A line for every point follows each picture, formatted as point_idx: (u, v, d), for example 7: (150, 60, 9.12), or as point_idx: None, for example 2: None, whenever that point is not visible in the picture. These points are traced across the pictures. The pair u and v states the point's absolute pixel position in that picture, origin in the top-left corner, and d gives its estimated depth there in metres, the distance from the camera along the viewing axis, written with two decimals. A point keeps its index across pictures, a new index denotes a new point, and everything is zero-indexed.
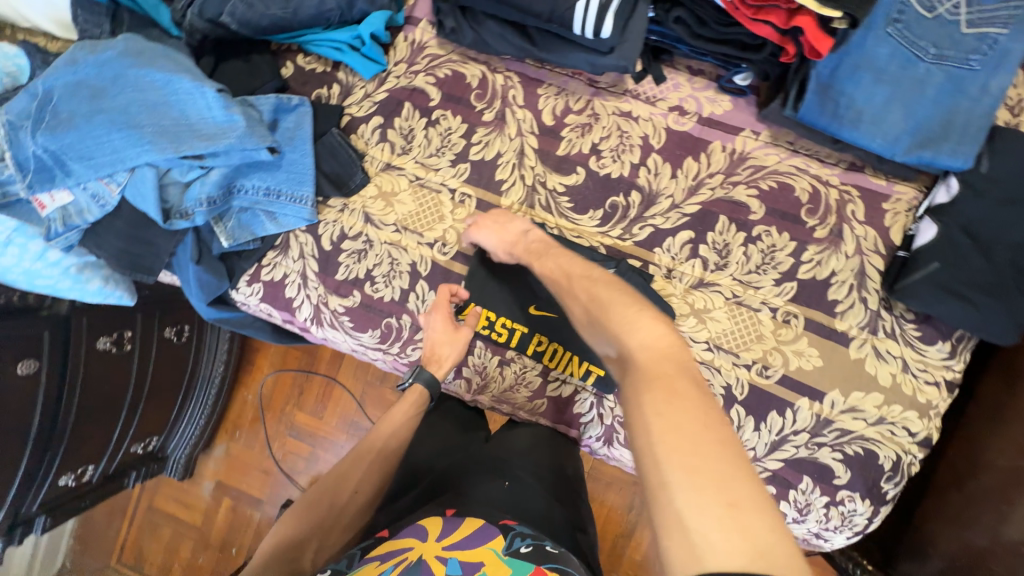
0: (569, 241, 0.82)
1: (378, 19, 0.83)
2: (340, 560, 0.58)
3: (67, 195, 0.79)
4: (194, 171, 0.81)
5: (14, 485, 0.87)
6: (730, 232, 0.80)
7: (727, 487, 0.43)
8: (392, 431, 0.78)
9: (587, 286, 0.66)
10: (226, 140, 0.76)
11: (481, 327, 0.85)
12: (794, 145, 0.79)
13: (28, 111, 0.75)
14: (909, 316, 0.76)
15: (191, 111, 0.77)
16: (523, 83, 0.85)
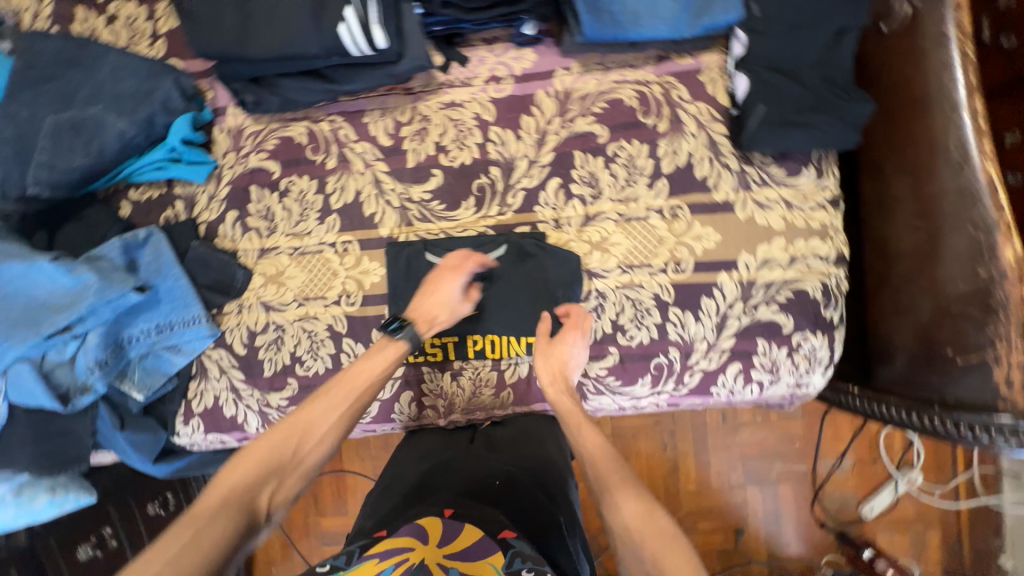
0: (456, 237, 0.84)
1: (183, 123, 0.82)
2: (338, 556, 0.55)
3: None
4: (70, 345, 0.77)
5: None
6: (590, 163, 0.83)
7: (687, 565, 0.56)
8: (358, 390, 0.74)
9: (557, 397, 0.76)
10: (85, 301, 0.75)
11: (416, 355, 0.86)
12: (604, 63, 0.84)
13: None
14: (769, 161, 0.81)
15: (38, 292, 0.75)
16: (348, 120, 0.86)
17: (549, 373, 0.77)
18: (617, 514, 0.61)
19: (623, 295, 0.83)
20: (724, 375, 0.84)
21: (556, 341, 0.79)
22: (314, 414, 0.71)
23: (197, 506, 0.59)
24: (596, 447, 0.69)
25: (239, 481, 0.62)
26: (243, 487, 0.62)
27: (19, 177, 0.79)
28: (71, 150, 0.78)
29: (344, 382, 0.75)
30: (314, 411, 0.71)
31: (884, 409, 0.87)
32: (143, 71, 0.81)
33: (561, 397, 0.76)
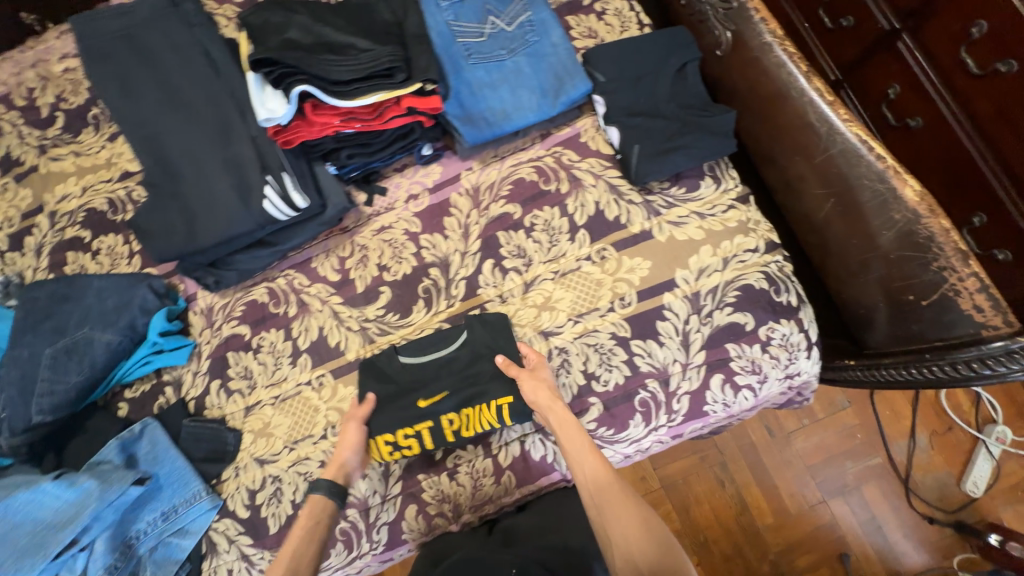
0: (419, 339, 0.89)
1: (159, 318, 0.92)
2: None
3: None
4: (80, 557, 0.79)
5: None
6: (514, 238, 0.91)
7: None
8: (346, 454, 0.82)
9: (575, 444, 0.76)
10: (87, 510, 0.78)
11: (390, 453, 0.83)
12: (498, 154, 0.95)
13: None
14: (667, 185, 0.88)
15: (44, 513, 0.79)
16: (299, 270, 0.96)
17: (548, 402, 0.78)
18: (617, 536, 0.69)
19: (582, 343, 0.86)
20: (711, 391, 0.83)
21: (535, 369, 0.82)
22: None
23: None
24: (598, 480, 0.73)
25: None
26: None
27: (23, 411, 0.86)
28: (66, 370, 0.87)
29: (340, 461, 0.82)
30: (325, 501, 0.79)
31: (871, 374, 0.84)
32: (121, 286, 0.93)
33: (561, 416, 0.78)
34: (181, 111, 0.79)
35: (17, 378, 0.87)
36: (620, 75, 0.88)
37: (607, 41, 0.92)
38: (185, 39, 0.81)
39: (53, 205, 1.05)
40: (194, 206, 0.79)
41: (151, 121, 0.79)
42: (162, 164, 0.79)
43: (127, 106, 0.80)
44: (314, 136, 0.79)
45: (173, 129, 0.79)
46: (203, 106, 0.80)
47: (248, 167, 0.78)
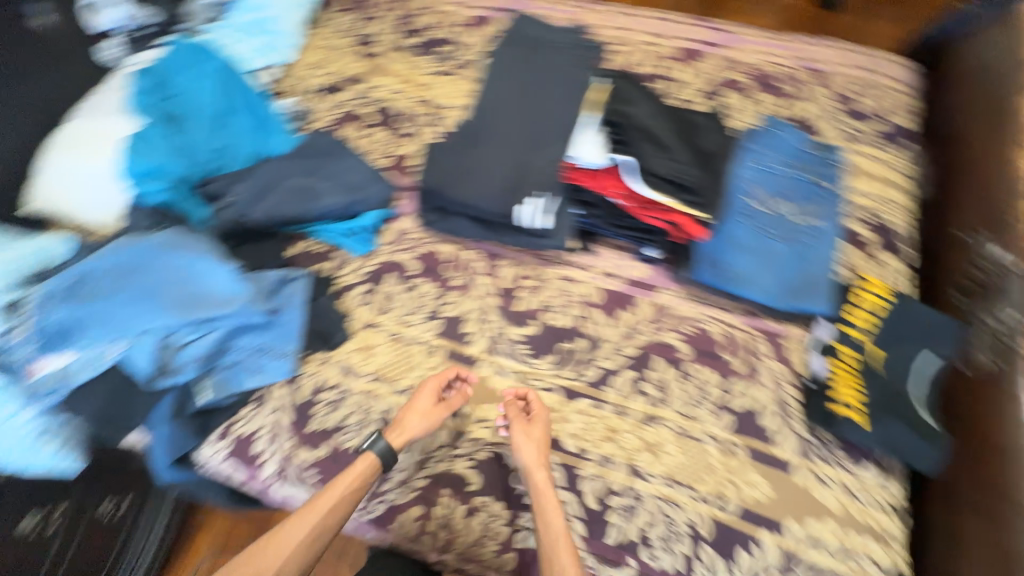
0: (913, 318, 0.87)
1: (372, 216, 1.08)
2: None
3: (68, 357, 0.85)
4: (195, 333, 0.90)
5: None
6: (666, 370, 0.92)
7: None
8: (320, 511, 0.77)
9: (555, 525, 0.76)
10: (231, 308, 0.91)
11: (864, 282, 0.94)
12: (702, 298, 0.98)
13: (62, 288, 0.88)
14: (835, 442, 0.84)
15: (206, 284, 0.91)
16: (485, 257, 1.06)
17: (532, 464, 0.81)
18: None
19: (658, 506, 0.82)
20: None
21: (533, 424, 0.85)
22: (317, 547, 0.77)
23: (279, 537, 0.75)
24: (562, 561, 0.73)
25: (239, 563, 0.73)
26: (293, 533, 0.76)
27: (250, 203, 1.02)
28: (294, 200, 1.03)
29: (313, 509, 0.78)
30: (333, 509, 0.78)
31: None
32: (367, 172, 1.08)
33: (541, 475, 0.80)
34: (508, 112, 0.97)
35: (263, 178, 1.04)
36: (874, 329, 0.88)
37: (866, 283, 0.92)
38: (552, 67, 0.98)
39: (369, 86, 1.32)
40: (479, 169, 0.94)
41: (486, 104, 0.99)
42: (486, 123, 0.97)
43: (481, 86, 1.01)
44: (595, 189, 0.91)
45: (496, 118, 0.97)
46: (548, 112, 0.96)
47: (530, 177, 0.91)
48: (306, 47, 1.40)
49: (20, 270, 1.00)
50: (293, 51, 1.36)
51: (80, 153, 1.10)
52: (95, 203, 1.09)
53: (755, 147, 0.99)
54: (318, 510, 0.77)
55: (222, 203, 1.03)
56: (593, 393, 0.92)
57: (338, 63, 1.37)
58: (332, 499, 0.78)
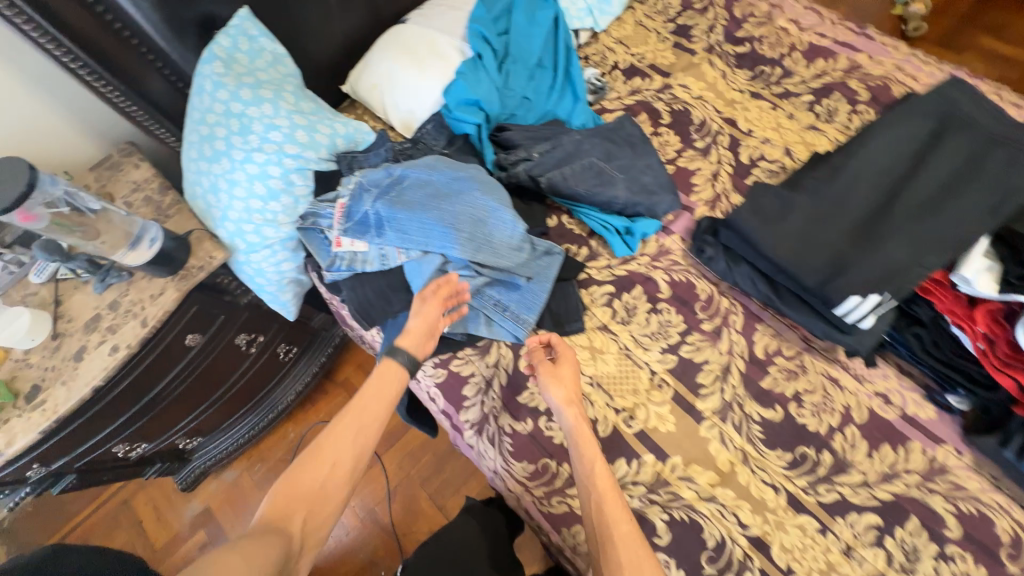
0: None
1: (647, 222, 1.02)
2: None
3: (365, 246, 0.94)
4: (467, 270, 0.96)
5: (122, 418, 1.13)
6: (921, 538, 0.78)
7: None
8: (378, 394, 0.82)
9: (618, 525, 0.71)
10: (506, 263, 0.94)
11: None
12: (998, 480, 0.81)
13: (381, 184, 0.95)
14: None
15: (495, 233, 0.95)
16: (745, 315, 0.96)
17: (569, 400, 0.84)
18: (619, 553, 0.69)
19: None
20: None
21: (558, 366, 0.88)
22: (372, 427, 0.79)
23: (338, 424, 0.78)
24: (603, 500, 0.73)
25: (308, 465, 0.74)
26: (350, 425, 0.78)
27: (547, 167, 1.02)
28: (584, 177, 1.00)
29: (366, 409, 0.79)
30: (379, 395, 0.82)
31: None
32: (661, 179, 1.03)
33: (581, 424, 0.82)
34: (872, 183, 0.83)
35: (566, 147, 1.03)
36: None
37: None
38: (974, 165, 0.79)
39: (673, 81, 1.24)
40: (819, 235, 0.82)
41: (860, 169, 0.84)
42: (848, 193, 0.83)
43: (851, 142, 0.88)
44: (948, 315, 0.77)
45: (861, 190, 0.83)
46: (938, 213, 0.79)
47: (883, 267, 0.76)
48: (619, 20, 1.35)
49: (338, 146, 1.11)
50: (608, 20, 1.32)
51: (410, 58, 1.15)
52: (403, 109, 1.16)
53: None
54: (368, 392, 0.81)
55: (519, 155, 1.04)
56: (821, 517, 0.81)
57: (647, 46, 1.30)
58: (375, 397, 0.81)
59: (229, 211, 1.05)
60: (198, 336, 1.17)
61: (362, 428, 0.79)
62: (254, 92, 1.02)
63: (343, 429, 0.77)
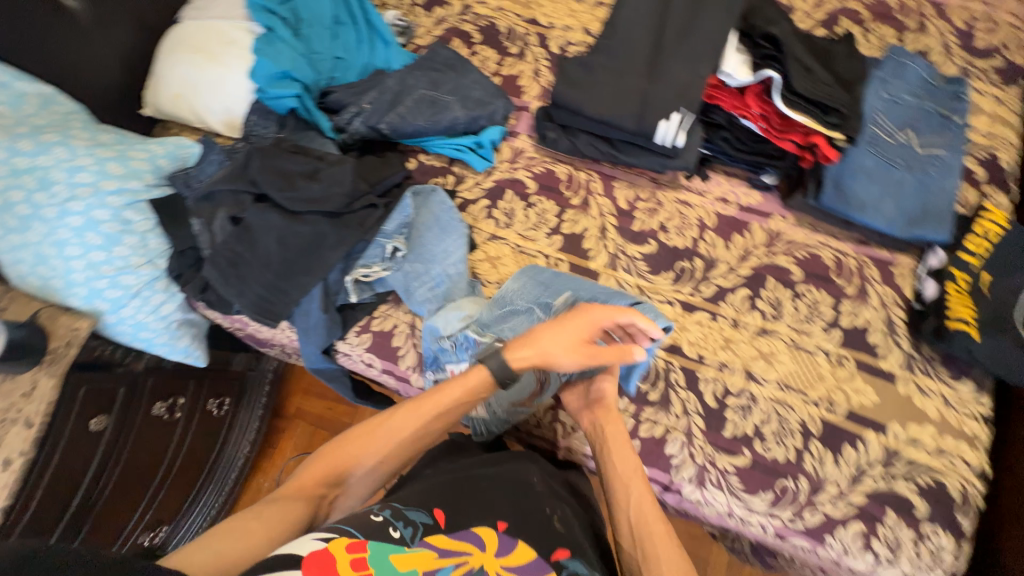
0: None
1: (494, 131, 1.09)
2: (406, 526, 0.70)
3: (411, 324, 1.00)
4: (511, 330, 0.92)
5: (54, 533, 1.04)
6: (779, 290, 0.98)
7: None
8: (444, 405, 0.82)
9: (655, 522, 0.77)
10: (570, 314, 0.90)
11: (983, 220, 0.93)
12: (815, 225, 1.02)
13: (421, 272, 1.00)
14: (936, 358, 0.92)
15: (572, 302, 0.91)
16: (602, 178, 1.09)
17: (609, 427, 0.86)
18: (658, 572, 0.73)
19: (772, 407, 0.91)
20: (843, 529, 0.85)
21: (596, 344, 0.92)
22: (424, 430, 0.82)
23: (389, 429, 0.80)
24: (641, 508, 0.78)
25: (351, 445, 0.80)
26: (401, 422, 0.81)
27: (380, 114, 1.04)
28: (421, 112, 1.05)
29: (438, 404, 0.82)
30: (439, 406, 0.82)
31: None
32: (489, 90, 1.10)
33: (626, 448, 0.84)
34: (647, 28, 0.97)
35: (392, 90, 1.06)
36: (992, 254, 0.91)
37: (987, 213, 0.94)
38: None
39: (471, 1, 1.29)
40: (622, 84, 0.95)
41: (633, 21, 0.97)
42: (627, 40, 0.97)
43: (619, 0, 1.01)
44: (733, 109, 0.92)
45: (640, 38, 0.96)
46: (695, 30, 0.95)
47: (671, 91, 0.92)
48: None
49: (164, 167, 1.03)
50: None
51: (199, 53, 1.08)
52: (218, 108, 1.10)
53: (881, 76, 0.99)
54: (440, 402, 0.82)
55: (351, 111, 1.06)
56: (709, 308, 0.98)
57: None
58: (452, 403, 0.82)
59: (71, 274, 0.95)
60: (103, 417, 1.08)
61: (417, 429, 0.81)
62: (36, 140, 0.93)
63: (392, 431, 0.80)
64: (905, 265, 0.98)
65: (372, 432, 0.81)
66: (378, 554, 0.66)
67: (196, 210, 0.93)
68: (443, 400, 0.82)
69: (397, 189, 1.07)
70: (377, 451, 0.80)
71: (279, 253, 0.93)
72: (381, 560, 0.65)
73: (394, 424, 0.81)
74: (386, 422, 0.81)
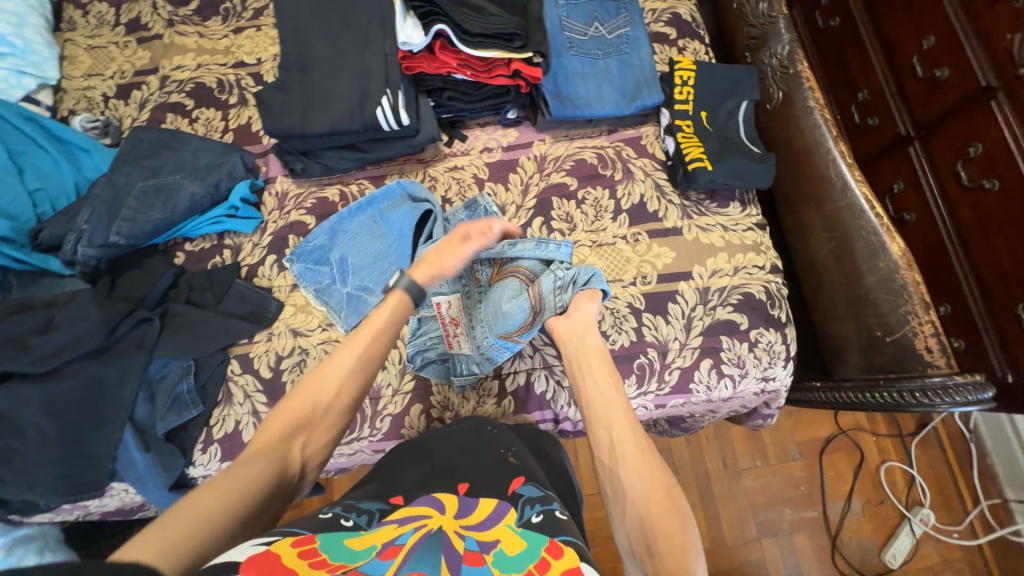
0: (728, 86, 1.06)
1: (243, 187, 1.03)
2: (360, 514, 0.60)
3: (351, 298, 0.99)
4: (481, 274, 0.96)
5: None
6: (565, 205, 1.05)
7: (669, 499, 0.64)
8: (379, 338, 0.73)
9: (624, 425, 0.73)
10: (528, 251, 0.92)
11: (680, 67, 1.05)
12: (570, 135, 1.10)
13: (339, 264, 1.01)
14: (703, 197, 1.04)
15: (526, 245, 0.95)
16: (372, 182, 1.07)
17: (582, 335, 0.85)
18: (632, 471, 0.67)
19: (602, 305, 0.98)
20: (698, 372, 0.95)
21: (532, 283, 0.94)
22: (368, 356, 0.72)
23: (338, 380, 0.69)
24: (614, 406, 0.76)
25: (283, 411, 0.66)
26: (346, 360, 0.70)
27: (104, 228, 0.94)
28: (152, 205, 0.96)
29: (376, 331, 0.73)
30: (380, 328, 0.74)
31: (835, 395, 0.99)
32: (218, 150, 1.04)
33: (597, 351, 0.84)
34: (325, 32, 0.96)
35: (106, 198, 0.95)
36: (695, 96, 1.04)
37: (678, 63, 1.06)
38: None
39: (167, 70, 1.19)
40: (326, 93, 0.94)
41: (307, 31, 0.96)
42: (308, 53, 0.96)
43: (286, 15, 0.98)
44: (436, 71, 0.95)
45: (322, 44, 0.96)
46: (362, 17, 0.96)
47: (374, 80, 0.93)
48: (68, 58, 1.21)
49: None
50: (54, 66, 1.17)
51: None
52: None
53: None
54: (378, 322, 0.74)
55: (73, 239, 0.94)
56: None
57: (116, 61, 1.21)
58: (387, 327, 0.75)
59: None
60: None
61: (358, 366, 0.71)
62: None
63: (329, 384, 0.68)
64: (650, 134, 1.08)
65: (312, 381, 0.69)
66: (330, 542, 0.53)
67: None
68: (381, 326, 0.74)
69: (173, 290, 0.98)
70: (326, 395, 0.68)
71: (57, 423, 0.82)
72: (336, 547, 0.53)
73: (334, 364, 0.70)
74: (329, 367, 0.70)
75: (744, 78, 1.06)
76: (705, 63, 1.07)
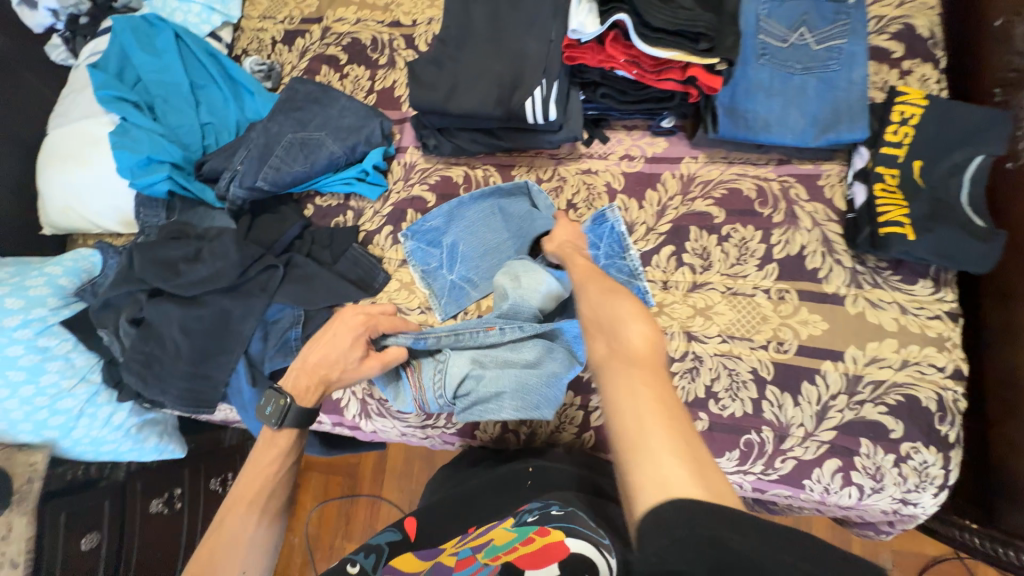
0: (965, 130, 0.82)
1: (377, 154, 1.04)
2: (367, 554, 0.64)
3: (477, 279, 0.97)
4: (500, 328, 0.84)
5: None
6: (704, 239, 0.92)
7: (677, 442, 0.45)
8: (278, 457, 0.76)
9: (618, 338, 0.55)
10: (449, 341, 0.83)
11: (900, 99, 0.85)
12: (728, 158, 0.95)
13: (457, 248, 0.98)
14: (883, 265, 0.85)
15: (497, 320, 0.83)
16: (499, 170, 1.02)
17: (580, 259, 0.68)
18: (626, 404, 0.49)
19: (719, 363, 0.86)
20: (820, 470, 0.80)
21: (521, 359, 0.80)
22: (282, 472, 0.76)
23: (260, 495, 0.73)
24: (605, 325, 0.58)
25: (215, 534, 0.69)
26: (260, 481, 0.74)
27: (253, 173, 1.00)
28: (296, 158, 1.01)
29: (271, 452, 0.76)
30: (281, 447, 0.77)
31: (1007, 553, 0.79)
32: (361, 112, 1.05)
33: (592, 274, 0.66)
34: (490, 9, 0.91)
35: (259, 143, 1.01)
36: (914, 138, 0.84)
37: (905, 94, 0.86)
38: None
39: (329, 21, 1.22)
40: (478, 73, 0.88)
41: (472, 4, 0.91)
42: (469, 28, 0.91)
43: None
44: (599, 65, 0.86)
45: (485, 20, 0.90)
46: None
47: (531, 65, 0.86)
48: None
49: (66, 286, 1.02)
50: (237, 5, 1.25)
51: (69, 162, 1.06)
52: (106, 209, 1.07)
53: None
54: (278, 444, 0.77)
55: (228, 177, 1.02)
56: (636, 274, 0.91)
57: (288, 6, 1.26)
58: (283, 449, 0.77)
59: (8, 415, 0.95)
60: (94, 535, 1.08)
61: (271, 483, 0.74)
62: None
63: (251, 503, 0.72)
64: (831, 174, 0.90)
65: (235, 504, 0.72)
66: None
67: (99, 321, 0.94)
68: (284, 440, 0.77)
69: (299, 241, 1.04)
70: (254, 511, 0.72)
71: (189, 343, 0.92)
72: None
73: (248, 483, 0.73)
74: (247, 489, 0.73)
75: (994, 123, 0.80)
76: (936, 98, 0.85)
